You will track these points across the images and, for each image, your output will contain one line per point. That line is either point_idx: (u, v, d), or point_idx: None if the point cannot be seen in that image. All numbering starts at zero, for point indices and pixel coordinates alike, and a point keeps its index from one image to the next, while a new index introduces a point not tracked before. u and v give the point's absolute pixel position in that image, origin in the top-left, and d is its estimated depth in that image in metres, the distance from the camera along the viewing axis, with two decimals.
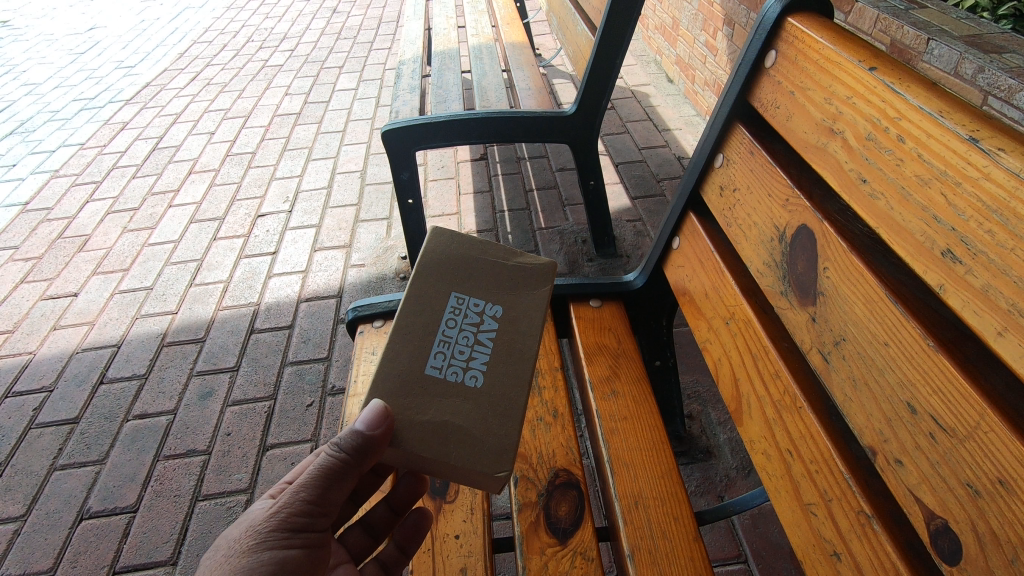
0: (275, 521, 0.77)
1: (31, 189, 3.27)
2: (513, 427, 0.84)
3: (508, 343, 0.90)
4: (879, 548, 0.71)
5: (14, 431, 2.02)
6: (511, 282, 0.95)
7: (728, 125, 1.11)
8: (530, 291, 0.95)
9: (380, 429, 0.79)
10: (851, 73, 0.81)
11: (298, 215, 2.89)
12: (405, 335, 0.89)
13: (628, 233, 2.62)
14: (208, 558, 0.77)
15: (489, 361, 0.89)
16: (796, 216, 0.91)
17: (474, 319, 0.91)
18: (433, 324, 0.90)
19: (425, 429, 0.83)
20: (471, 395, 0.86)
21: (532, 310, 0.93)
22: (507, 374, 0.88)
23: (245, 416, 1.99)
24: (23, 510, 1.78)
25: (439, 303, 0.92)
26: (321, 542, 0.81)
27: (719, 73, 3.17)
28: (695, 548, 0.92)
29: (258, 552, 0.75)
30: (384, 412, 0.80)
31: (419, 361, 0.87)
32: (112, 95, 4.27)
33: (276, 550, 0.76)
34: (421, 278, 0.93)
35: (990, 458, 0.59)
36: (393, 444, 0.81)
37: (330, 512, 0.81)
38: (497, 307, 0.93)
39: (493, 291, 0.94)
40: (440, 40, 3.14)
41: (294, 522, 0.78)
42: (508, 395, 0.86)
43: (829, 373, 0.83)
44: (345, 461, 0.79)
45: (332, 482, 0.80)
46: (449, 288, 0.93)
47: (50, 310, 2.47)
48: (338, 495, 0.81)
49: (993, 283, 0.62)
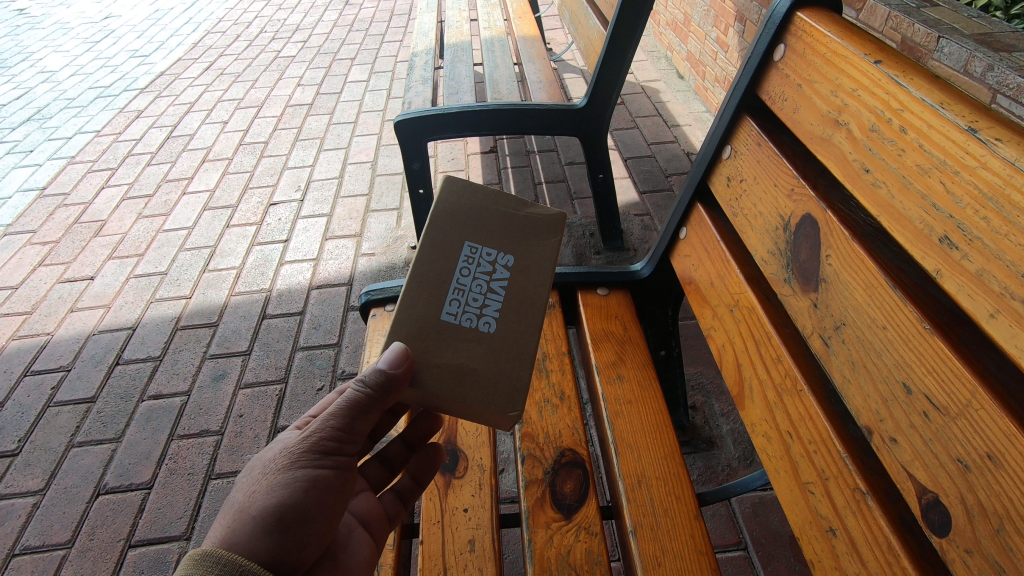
0: (306, 445, 0.83)
1: (48, 175, 3.33)
2: (524, 371, 0.90)
3: (518, 293, 0.94)
4: (873, 523, 0.74)
5: (33, 409, 2.07)
6: (522, 231, 0.97)
7: (736, 117, 1.13)
8: (541, 241, 0.97)
9: (401, 369, 0.85)
10: (856, 66, 0.84)
11: (310, 205, 2.93)
12: (422, 283, 0.93)
13: (636, 227, 2.65)
14: (244, 476, 0.84)
15: (501, 308, 0.93)
16: (801, 205, 0.93)
17: (486, 269, 0.95)
18: (448, 273, 0.94)
19: (442, 372, 0.89)
20: (484, 339, 0.91)
21: (543, 258, 0.96)
22: (517, 322, 0.93)
23: (257, 398, 2.03)
24: (43, 484, 1.84)
25: (453, 253, 0.95)
26: (349, 467, 0.87)
27: (729, 70, 3.18)
28: (695, 525, 0.96)
29: (291, 471, 0.81)
30: (404, 353, 0.86)
31: (435, 307, 0.92)
32: (127, 83, 4.32)
33: (308, 471, 0.82)
34: (435, 228, 0.96)
35: (980, 434, 0.62)
36: (414, 384, 0.88)
37: (356, 441, 0.86)
38: (509, 256, 0.96)
39: (505, 241, 0.97)
40: (452, 33, 3.17)
41: (324, 447, 0.84)
42: (520, 340, 0.92)
43: (829, 357, 0.85)
44: (372, 394, 0.83)
45: (359, 413, 0.85)
46: (462, 238, 0.96)
47: (67, 293, 2.52)
48: (365, 425, 0.86)
49: (988, 267, 0.64)
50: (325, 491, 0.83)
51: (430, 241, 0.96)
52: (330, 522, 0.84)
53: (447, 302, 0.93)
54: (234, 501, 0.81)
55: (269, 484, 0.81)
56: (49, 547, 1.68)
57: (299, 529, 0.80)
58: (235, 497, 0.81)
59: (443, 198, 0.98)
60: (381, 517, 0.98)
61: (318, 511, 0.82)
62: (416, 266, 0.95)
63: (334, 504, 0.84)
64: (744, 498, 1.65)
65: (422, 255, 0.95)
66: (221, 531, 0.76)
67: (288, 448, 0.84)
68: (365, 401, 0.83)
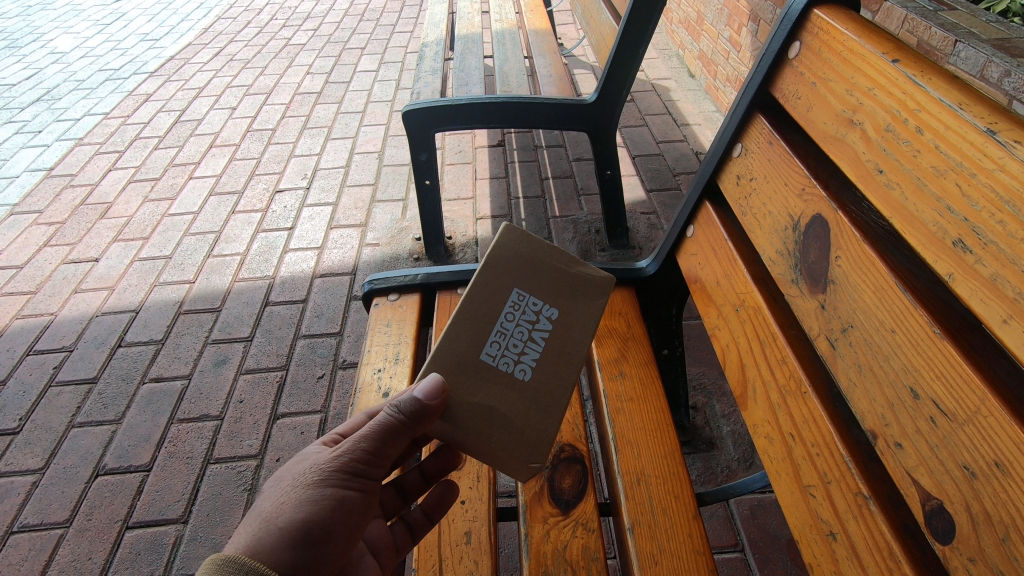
0: (337, 464, 0.82)
1: (56, 156, 3.33)
2: (551, 426, 0.88)
3: (558, 345, 0.93)
4: (874, 528, 0.73)
5: (35, 387, 2.08)
6: (571, 285, 0.96)
7: (749, 115, 1.11)
8: (589, 300, 0.95)
9: (436, 401, 0.84)
10: (873, 64, 0.82)
11: (316, 193, 2.92)
12: (466, 320, 0.92)
13: (642, 226, 2.63)
14: (270, 487, 0.82)
15: (539, 358, 0.91)
16: (812, 205, 0.92)
17: (531, 317, 0.93)
18: (493, 314, 0.93)
19: (472, 411, 0.88)
20: (518, 387, 0.89)
21: (587, 317, 0.94)
22: (553, 374, 0.91)
23: (257, 384, 2.03)
24: (42, 464, 1.84)
25: (502, 296, 0.94)
26: (373, 491, 0.86)
27: (741, 70, 3.15)
28: (694, 526, 0.95)
29: (320, 487, 0.80)
30: (441, 386, 0.85)
31: (475, 346, 0.91)
32: (137, 67, 4.32)
33: (335, 490, 0.81)
34: (488, 266, 0.95)
35: (987, 440, 0.61)
36: (445, 418, 0.87)
37: (384, 464, 0.85)
38: (554, 309, 0.94)
39: (555, 293, 0.95)
40: (463, 24, 3.15)
41: (353, 467, 0.82)
42: (553, 392, 0.90)
43: (835, 359, 0.84)
44: (407, 420, 0.82)
45: (392, 438, 0.84)
46: (512, 283, 0.95)
47: (71, 274, 2.53)
48: (395, 450, 0.85)
49: (1001, 272, 0.63)
50: (349, 513, 0.82)
51: (481, 278, 0.95)
52: (351, 542, 0.83)
53: (486, 341, 0.91)
54: (261, 510, 0.79)
55: (299, 498, 0.79)
56: (47, 526, 1.69)
57: (323, 547, 0.78)
58: (262, 506, 0.79)
59: (503, 242, 0.97)
60: (389, 547, 0.92)
61: (342, 531, 0.81)
62: (464, 301, 0.94)
63: (356, 525, 0.83)
64: (743, 500, 1.64)
65: (472, 292, 0.95)
66: (247, 540, 0.75)
67: (320, 463, 0.82)
68: (400, 426, 0.82)
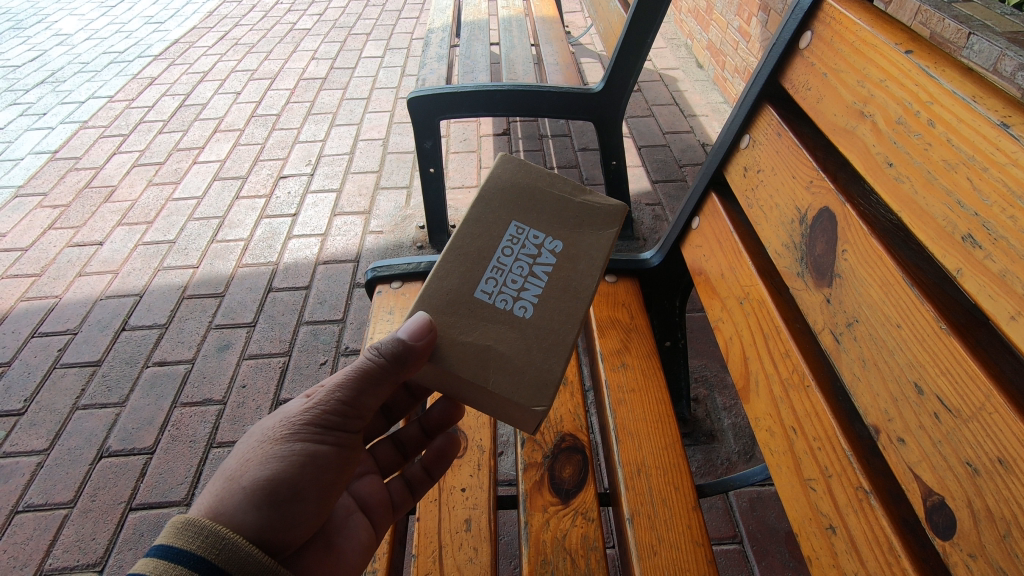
0: (307, 417, 0.83)
1: (60, 139, 3.32)
2: (557, 362, 0.85)
3: (561, 280, 0.92)
4: (874, 522, 0.73)
5: (39, 369, 2.09)
6: (575, 218, 0.97)
7: (757, 106, 1.10)
8: (595, 233, 0.96)
9: (423, 341, 0.82)
10: (885, 55, 0.81)
11: (319, 179, 2.92)
12: (461, 259, 0.92)
13: (646, 217, 2.61)
14: (242, 442, 0.83)
15: (540, 294, 0.90)
16: (819, 198, 0.91)
17: (531, 251, 0.94)
18: (489, 252, 0.93)
19: (468, 350, 0.85)
20: (518, 325, 0.87)
21: (593, 249, 0.94)
22: (555, 309, 0.89)
23: (260, 369, 2.04)
24: (47, 445, 1.86)
25: (499, 232, 0.95)
26: (348, 445, 0.87)
27: (751, 60, 3.12)
28: (693, 516, 0.95)
29: (289, 442, 0.82)
30: (429, 326, 0.82)
31: (469, 284, 0.90)
32: (142, 50, 4.29)
33: (305, 443, 0.82)
34: (483, 202, 0.98)
35: (992, 437, 0.61)
36: (432, 360, 0.84)
37: (360, 417, 0.86)
38: (556, 242, 0.95)
39: (553, 226, 0.96)
40: (470, 10, 3.12)
41: (325, 421, 0.84)
42: (556, 329, 0.88)
43: (840, 354, 0.84)
44: (381, 367, 0.83)
45: (366, 388, 0.85)
46: (511, 218, 0.97)
47: (75, 257, 2.53)
48: (370, 402, 0.86)
49: (1011, 268, 0.62)
50: (322, 466, 0.83)
51: (476, 217, 0.97)
52: (322, 498, 0.85)
53: (483, 276, 0.91)
54: (227, 467, 0.80)
55: (267, 453, 0.81)
56: (52, 506, 1.70)
57: (291, 502, 0.80)
58: (229, 464, 0.81)
59: (498, 175, 1.00)
60: (384, 505, 0.97)
61: (310, 485, 0.82)
62: (458, 240, 0.95)
63: (327, 480, 0.84)
64: (742, 492, 1.64)
65: (465, 230, 0.96)
66: (210, 496, 0.76)
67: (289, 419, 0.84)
68: (376, 374, 0.83)
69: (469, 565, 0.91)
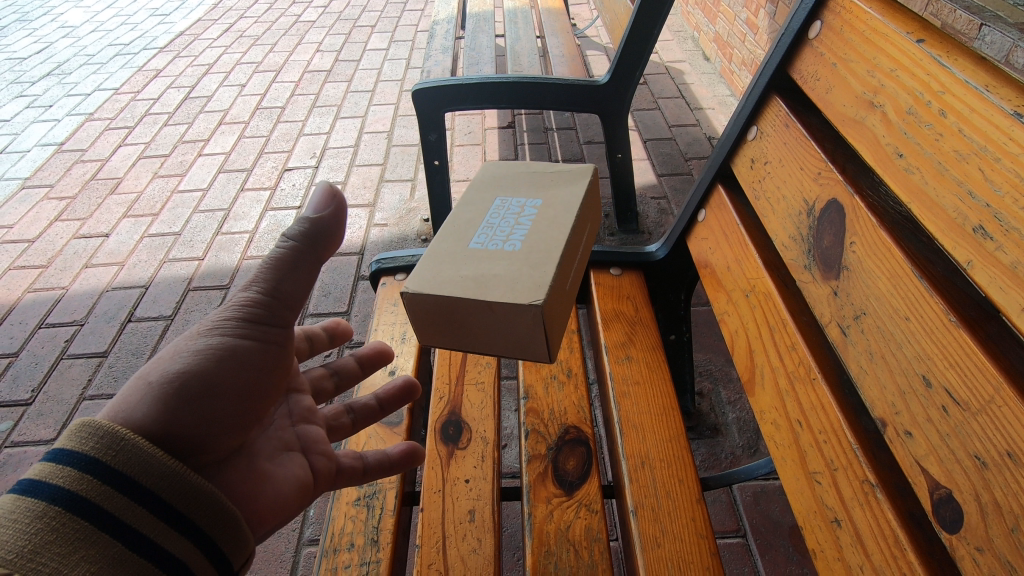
0: (226, 310, 0.80)
1: (66, 131, 3.33)
2: (548, 271, 0.91)
3: (547, 221, 1.01)
4: (880, 515, 0.72)
5: (46, 360, 2.10)
6: (552, 182, 1.11)
7: (766, 97, 1.09)
8: (570, 186, 1.09)
9: (329, 212, 0.81)
10: (896, 45, 0.80)
11: (324, 171, 2.92)
12: (457, 225, 1.04)
13: (652, 211, 2.60)
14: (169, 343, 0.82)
15: (529, 230, 0.99)
16: (827, 189, 0.90)
17: (516, 208, 1.05)
18: (480, 216, 1.05)
19: (465, 280, 0.92)
20: (508, 255, 0.95)
21: (572, 198, 1.06)
22: (545, 240, 0.97)
23: None
24: (54, 435, 1.87)
25: (487, 203, 1.09)
26: (276, 339, 0.85)
27: (758, 53, 3.09)
28: (697, 509, 0.94)
29: (210, 336, 0.80)
30: (333, 196, 0.81)
31: (463, 239, 1.00)
32: (147, 42, 4.30)
33: (224, 337, 0.80)
34: (473, 189, 1.13)
35: (1001, 431, 0.60)
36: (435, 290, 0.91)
37: (284, 310, 0.83)
38: (539, 200, 1.07)
39: (536, 190, 1.09)
40: (476, 2, 3.10)
41: (245, 313, 0.81)
42: (546, 253, 0.94)
43: (847, 347, 0.83)
44: (297, 246, 0.80)
45: (286, 273, 0.81)
46: (495, 195, 1.11)
47: (82, 249, 2.54)
48: (294, 290, 0.83)
49: (1022, 259, 0.61)
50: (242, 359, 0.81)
51: (467, 201, 1.11)
52: (240, 411, 0.82)
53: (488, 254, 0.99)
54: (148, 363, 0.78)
55: (183, 350, 0.79)
56: None
57: (210, 375, 0.78)
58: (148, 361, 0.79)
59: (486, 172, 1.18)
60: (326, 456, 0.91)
61: (230, 379, 0.80)
62: (449, 217, 1.07)
63: (249, 376, 0.82)
64: (746, 487, 1.64)
65: (459, 208, 1.09)
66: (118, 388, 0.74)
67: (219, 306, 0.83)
68: (291, 257, 0.80)
69: (473, 556, 0.91)
